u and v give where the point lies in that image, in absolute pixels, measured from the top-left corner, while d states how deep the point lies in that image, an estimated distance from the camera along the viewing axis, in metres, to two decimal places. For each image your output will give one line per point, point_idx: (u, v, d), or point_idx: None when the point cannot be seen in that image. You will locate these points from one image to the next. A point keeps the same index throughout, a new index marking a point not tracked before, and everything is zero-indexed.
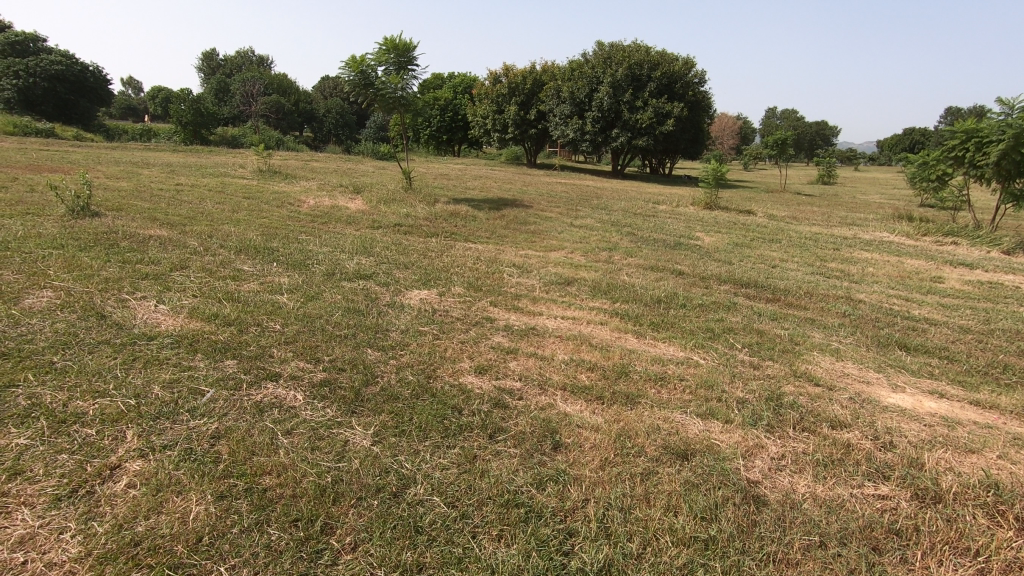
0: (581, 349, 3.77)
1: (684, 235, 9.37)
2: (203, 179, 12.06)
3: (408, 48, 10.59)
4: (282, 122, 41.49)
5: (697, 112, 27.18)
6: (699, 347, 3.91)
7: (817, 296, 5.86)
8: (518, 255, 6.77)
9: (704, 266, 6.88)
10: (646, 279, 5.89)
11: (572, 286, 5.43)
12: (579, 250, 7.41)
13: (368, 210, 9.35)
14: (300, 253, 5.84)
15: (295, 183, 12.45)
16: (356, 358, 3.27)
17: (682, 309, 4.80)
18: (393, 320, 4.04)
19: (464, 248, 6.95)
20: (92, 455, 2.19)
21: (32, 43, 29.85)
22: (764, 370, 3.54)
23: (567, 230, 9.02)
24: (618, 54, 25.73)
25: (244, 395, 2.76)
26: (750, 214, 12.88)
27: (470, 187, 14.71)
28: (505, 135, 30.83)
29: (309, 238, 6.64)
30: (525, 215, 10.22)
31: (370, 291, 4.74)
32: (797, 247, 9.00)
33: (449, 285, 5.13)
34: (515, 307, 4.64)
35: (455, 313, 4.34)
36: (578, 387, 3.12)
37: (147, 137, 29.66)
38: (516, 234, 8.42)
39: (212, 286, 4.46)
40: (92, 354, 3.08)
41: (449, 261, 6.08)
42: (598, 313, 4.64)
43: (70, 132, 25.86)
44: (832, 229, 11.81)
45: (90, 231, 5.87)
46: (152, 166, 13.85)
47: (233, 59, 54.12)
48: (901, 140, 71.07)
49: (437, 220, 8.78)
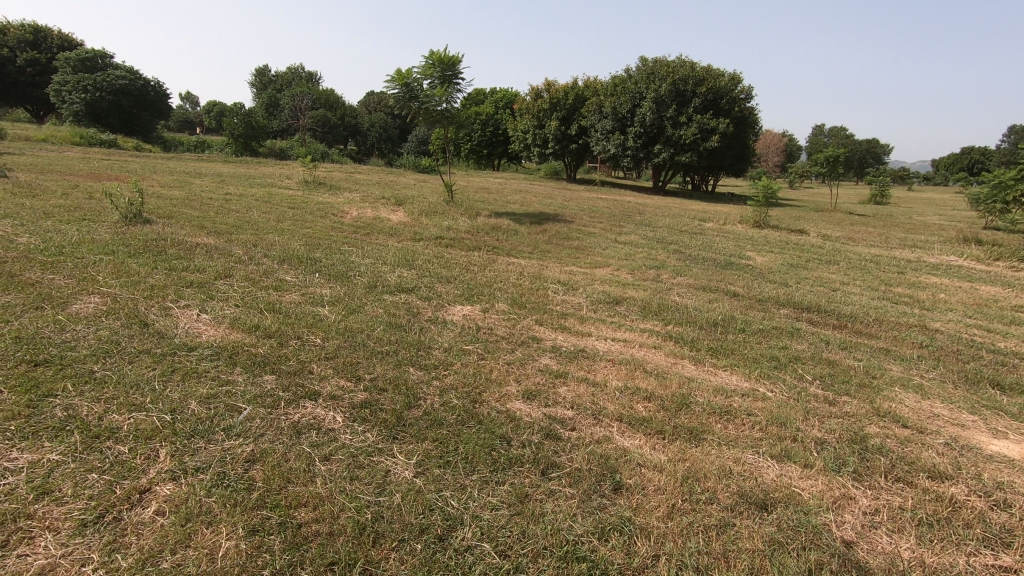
0: (635, 375, 3.50)
1: (734, 254, 8.98)
2: (251, 189, 12.36)
3: (454, 61, 10.58)
4: (328, 135, 42.70)
5: (743, 128, 26.53)
6: (765, 378, 3.58)
7: (888, 324, 5.42)
8: (562, 271, 6.55)
9: (759, 288, 6.51)
10: (699, 301, 5.56)
11: (621, 305, 5.16)
12: (626, 267, 7.14)
13: (410, 222, 9.32)
14: (342, 264, 5.78)
15: (339, 195, 12.61)
16: (398, 378, 3.09)
17: (741, 334, 4.48)
18: (435, 337, 3.86)
19: (506, 262, 6.78)
20: (123, 476, 2.06)
21: (101, 60, 31.72)
22: (842, 407, 3.19)
23: (612, 246, 8.75)
24: (662, 69, 25.42)
25: (281, 414, 2.61)
26: (802, 234, 12.33)
27: (511, 201, 14.61)
28: (545, 150, 30.80)
29: (351, 249, 6.60)
30: (567, 230, 10.02)
31: (412, 306, 4.59)
32: (857, 269, 8.48)
33: (492, 301, 4.94)
34: (562, 327, 4.41)
35: (499, 331, 4.14)
36: (636, 419, 2.86)
37: (201, 148, 30.94)
38: (558, 249, 8.21)
39: (254, 296, 4.40)
40: (132, 364, 3.00)
41: (492, 276, 5.92)
42: (651, 336, 4.35)
43: (131, 143, 27.20)
44: (893, 251, 11.16)
45: (141, 238, 5.96)
46: (204, 176, 14.30)
47: (284, 75, 56.29)
48: (959, 160, 67.87)
49: (479, 234, 8.67)
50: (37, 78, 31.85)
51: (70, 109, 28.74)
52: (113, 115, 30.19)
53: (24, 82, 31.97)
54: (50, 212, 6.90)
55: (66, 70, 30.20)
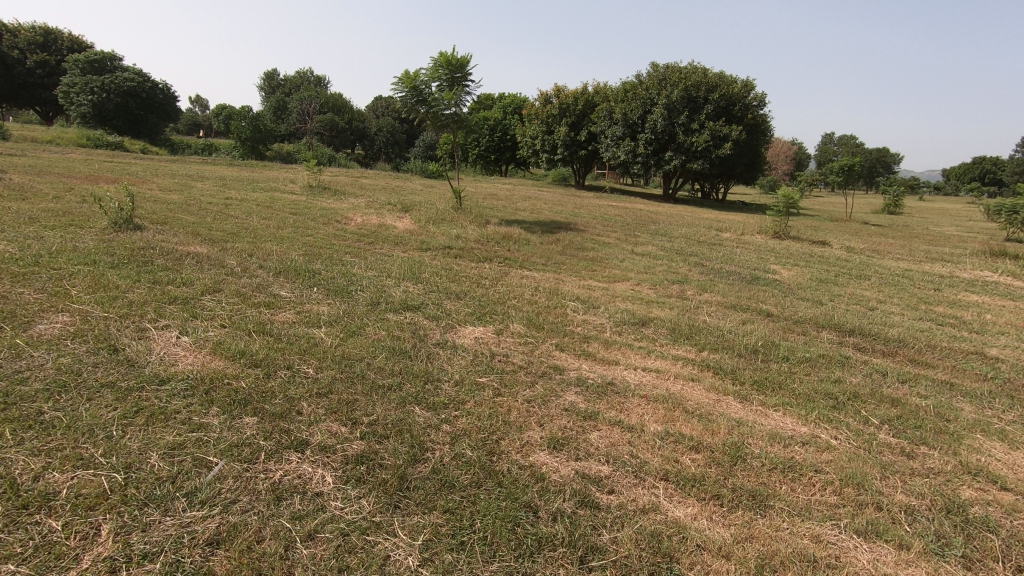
0: (676, 417, 3.02)
1: (758, 268, 8.51)
2: (253, 193, 11.98)
3: (463, 63, 10.18)
4: (335, 139, 42.52)
5: (756, 136, 26.02)
6: (825, 420, 3.10)
7: (940, 349, 4.93)
8: (580, 286, 6.10)
9: (792, 307, 6.04)
10: (732, 322, 5.10)
11: (648, 327, 4.70)
12: (646, 282, 6.69)
13: (417, 229, 8.91)
14: (343, 277, 5.34)
15: (344, 200, 12.21)
16: (402, 421, 2.63)
17: (785, 364, 4.01)
18: (445, 365, 3.41)
19: (519, 275, 6.32)
20: (48, 568, 1.61)
21: (110, 62, 31.64)
22: (923, 462, 2.71)
23: (628, 258, 8.30)
24: (674, 75, 24.99)
25: (258, 472, 2.16)
26: (825, 245, 11.83)
27: (521, 208, 14.21)
28: (553, 156, 30.41)
29: (354, 260, 6.17)
30: (581, 240, 9.57)
31: (419, 327, 4.14)
32: (890, 286, 7.98)
33: (506, 321, 4.49)
34: (586, 353, 3.95)
35: (516, 359, 3.68)
36: (685, 478, 2.39)
37: (208, 151, 30.72)
38: (574, 261, 7.75)
39: (244, 315, 3.96)
40: (90, 402, 2.56)
41: (505, 291, 5.46)
42: (686, 364, 3.88)
43: (138, 145, 26.99)
44: (922, 265, 10.65)
45: (128, 246, 5.55)
46: (206, 179, 13.95)
47: (293, 79, 56.36)
48: (970, 170, 67.15)
49: (489, 243, 8.24)
50: (45, 79, 31.77)
51: (77, 110, 28.60)
52: (120, 117, 30.01)
53: (32, 83, 31.89)
54: (37, 216, 6.52)
55: (74, 71, 30.08)
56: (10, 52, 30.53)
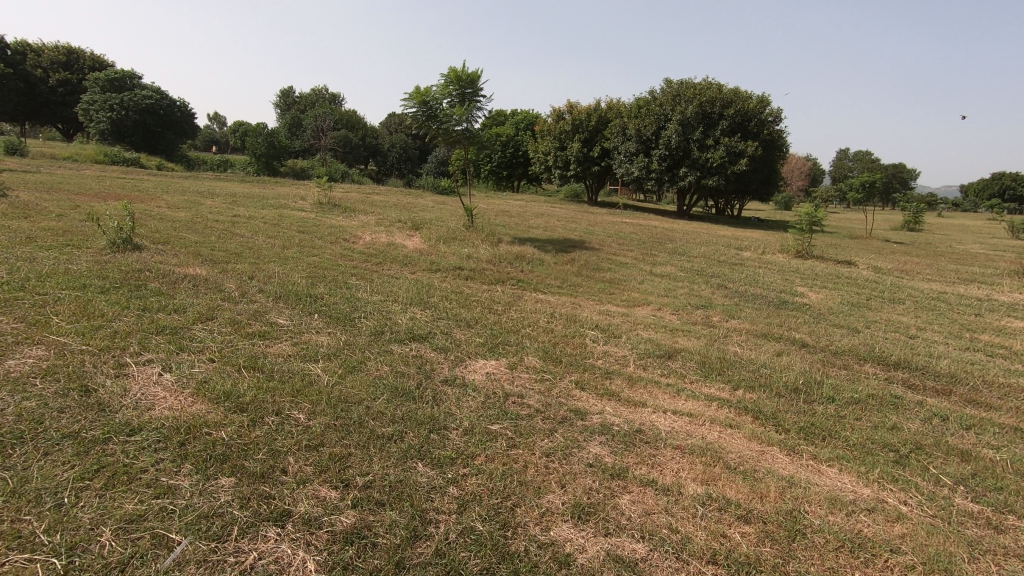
0: (717, 475, 2.62)
1: (784, 290, 8.11)
2: (262, 210, 11.80)
3: (474, 78, 9.96)
4: (348, 155, 42.80)
5: (772, 152, 25.63)
6: (890, 479, 2.69)
7: (997, 385, 4.49)
8: (598, 311, 5.75)
9: (827, 336, 5.62)
10: (765, 353, 4.71)
11: (674, 360, 4.32)
12: (668, 307, 6.32)
13: (427, 249, 8.64)
14: (346, 302, 5.03)
15: (354, 218, 11.99)
16: (402, 483, 2.27)
17: (831, 406, 3.59)
18: (453, 409, 3.05)
19: (533, 300, 5.98)
20: None
21: (129, 80, 32.17)
22: (1017, 537, 2.29)
23: (647, 280, 7.93)
24: (688, 91, 24.75)
25: (228, 556, 1.81)
26: (851, 266, 11.36)
27: (534, 226, 13.92)
28: (566, 172, 30.21)
29: (359, 283, 5.87)
30: (597, 259, 9.24)
31: (425, 360, 3.80)
32: (927, 310, 7.53)
33: (521, 354, 4.13)
34: (609, 393, 3.57)
35: (532, 400, 3.31)
36: (737, 562, 2.00)
37: (223, 167, 30.94)
38: (590, 283, 7.39)
39: (235, 347, 3.64)
40: (44, 458, 2.23)
41: (519, 317, 5.12)
42: (721, 407, 3.49)
43: (154, 162, 27.25)
44: (955, 287, 10.15)
45: (123, 268, 5.29)
46: (216, 196, 13.83)
47: (308, 96, 57.10)
48: (989, 186, 66.10)
49: (502, 263, 7.94)
50: (67, 97, 32.36)
51: (96, 127, 29.01)
52: (137, 133, 30.38)
53: (54, 101, 32.48)
54: (35, 235, 6.32)
55: (94, 89, 30.58)
56: (33, 71, 31.19)
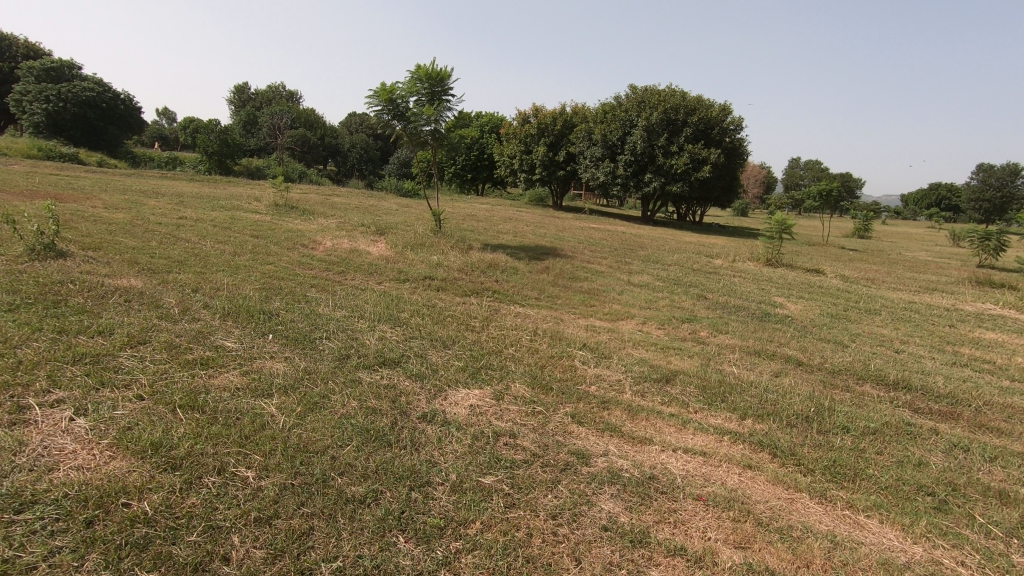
0: (751, 537, 2.25)
1: (763, 301, 7.94)
2: (211, 212, 10.95)
3: (444, 77, 9.46)
4: (306, 155, 41.42)
5: (733, 160, 26.00)
6: (939, 532, 2.37)
7: (998, 406, 4.33)
8: (582, 327, 5.37)
9: (819, 352, 5.40)
10: (764, 374, 4.42)
11: (673, 384, 3.96)
12: (653, 321, 6.00)
13: (393, 256, 8.09)
14: (305, 319, 4.47)
15: (313, 221, 11.27)
16: (380, 572, 1.81)
17: (849, 438, 3.29)
18: (436, 457, 2.57)
19: (512, 314, 5.54)
20: None
21: (67, 70, 30.05)
22: None
23: (626, 290, 7.62)
24: (653, 97, 24.86)
25: None
26: (820, 274, 11.39)
27: (503, 231, 13.50)
28: (532, 176, 29.92)
29: (320, 296, 5.30)
30: (572, 267, 8.89)
31: (400, 392, 3.30)
32: (903, 321, 7.48)
33: (507, 381, 3.69)
34: (611, 428, 3.16)
35: (526, 440, 2.88)
36: None
37: (172, 165, 29.29)
38: (568, 294, 7.01)
39: (170, 380, 3.05)
40: None
41: (499, 336, 4.67)
42: (733, 442, 3.14)
43: (94, 157, 25.49)
44: (921, 296, 10.28)
45: (40, 279, 4.56)
46: (161, 196, 12.83)
47: (264, 93, 55.09)
48: (927, 196, 69.85)
49: (474, 273, 7.48)
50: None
51: (29, 119, 26.95)
52: (77, 127, 28.38)
53: None
54: None
55: (28, 79, 28.44)
56: None
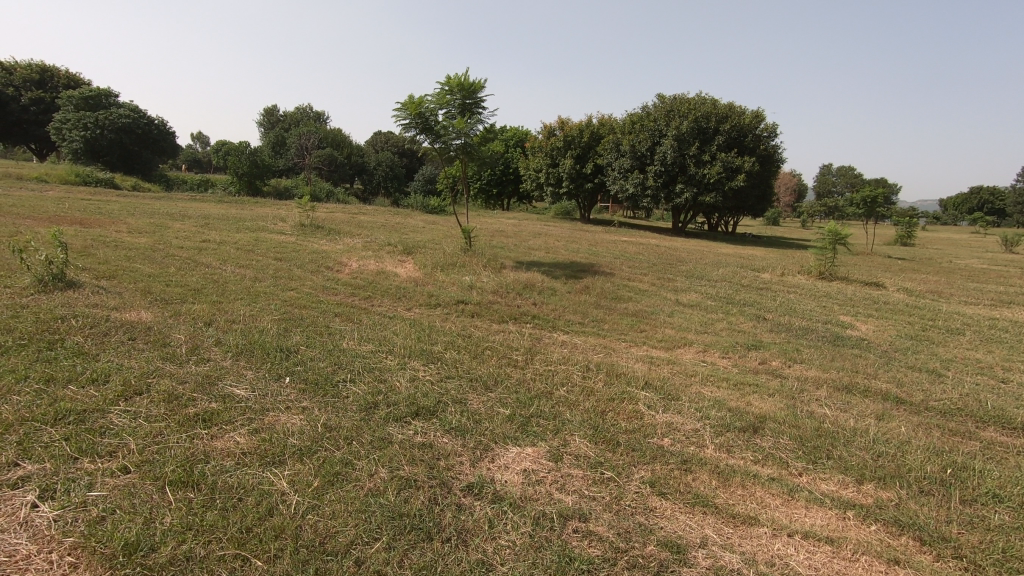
0: None
1: (829, 320, 7.18)
2: (236, 234, 10.67)
3: (475, 87, 9.01)
4: (333, 174, 41.84)
5: (768, 167, 25.03)
6: None
7: None
8: (639, 358, 4.74)
9: (915, 384, 4.65)
10: (864, 416, 3.71)
11: (763, 433, 3.29)
12: (715, 348, 5.34)
13: (422, 277, 7.60)
14: (328, 356, 3.95)
15: (339, 241, 10.90)
16: None
17: (1008, 513, 2.57)
18: (491, 557, 1.98)
19: (558, 345, 4.95)
20: None
21: (106, 98, 30.89)
22: None
23: (675, 311, 6.97)
24: (683, 106, 24.17)
25: None
26: (881, 288, 10.49)
27: (535, 247, 12.97)
28: (558, 189, 29.43)
29: (344, 328, 4.80)
30: (612, 286, 8.28)
31: (439, 453, 2.73)
32: (994, 342, 6.62)
33: (564, 434, 3.07)
34: (703, 500, 2.53)
35: (601, 525, 2.26)
36: None
37: (203, 187, 29.71)
38: (614, 317, 6.39)
39: (165, 444, 2.53)
40: None
41: (547, 373, 4.07)
42: (861, 522, 2.46)
43: (129, 181, 25.93)
44: (999, 310, 9.31)
45: (41, 315, 4.15)
46: (187, 218, 12.68)
47: (292, 114, 56.17)
48: (968, 199, 67.09)
49: (510, 295, 6.93)
50: (40, 116, 30.95)
51: (68, 146, 27.65)
52: (113, 152, 29.02)
53: (27, 120, 31.07)
54: None
55: (68, 108, 29.29)
56: (6, 88, 29.88)
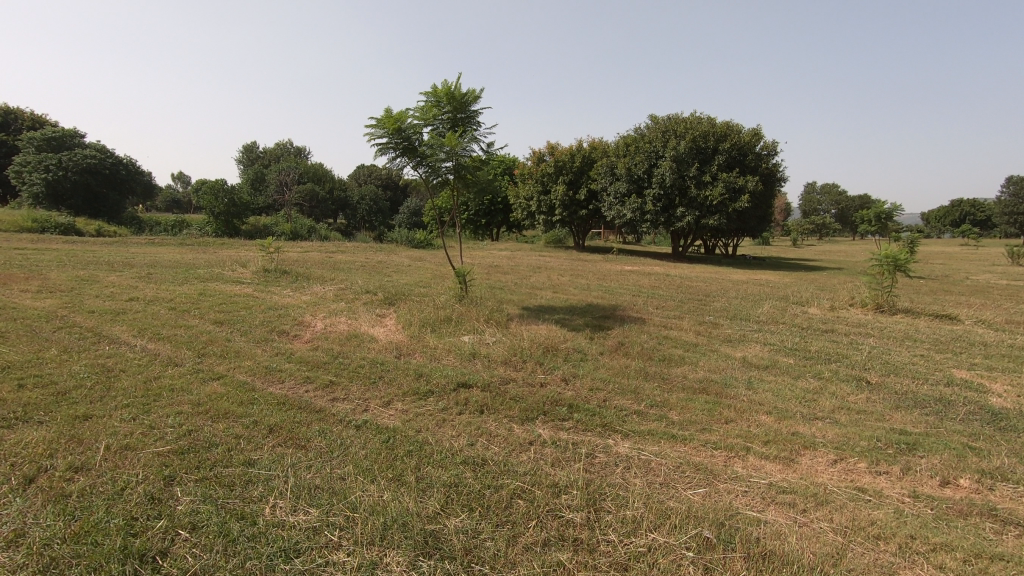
0: None
1: (951, 381, 5.39)
2: (179, 287, 8.70)
3: (468, 98, 7.37)
4: (315, 210, 40.28)
5: (770, 186, 23.59)
6: None
7: None
8: (767, 496, 2.87)
9: None
10: None
11: None
12: (858, 456, 3.49)
13: (406, 343, 5.74)
14: (220, 562, 2.05)
15: (306, 290, 8.99)
16: None
17: None
18: None
19: (626, 474, 3.07)
20: None
21: (71, 139, 29.02)
22: None
23: (751, 378, 5.14)
24: (680, 126, 22.82)
25: None
26: (955, 323, 8.79)
27: (540, 286, 11.19)
28: (551, 217, 27.92)
29: (277, 463, 2.88)
30: (652, 340, 6.46)
31: None
32: None
33: None
34: None
35: None
36: None
37: (176, 229, 27.76)
38: (679, 397, 4.54)
39: None
40: None
41: (638, 565, 2.21)
42: None
43: (92, 224, 23.84)
44: None
45: None
46: (129, 268, 10.70)
47: (273, 150, 54.69)
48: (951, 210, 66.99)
49: (529, 365, 5.09)
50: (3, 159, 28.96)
51: (28, 190, 25.57)
52: (78, 196, 26.95)
53: None
54: None
55: (29, 149, 27.27)
56: None
